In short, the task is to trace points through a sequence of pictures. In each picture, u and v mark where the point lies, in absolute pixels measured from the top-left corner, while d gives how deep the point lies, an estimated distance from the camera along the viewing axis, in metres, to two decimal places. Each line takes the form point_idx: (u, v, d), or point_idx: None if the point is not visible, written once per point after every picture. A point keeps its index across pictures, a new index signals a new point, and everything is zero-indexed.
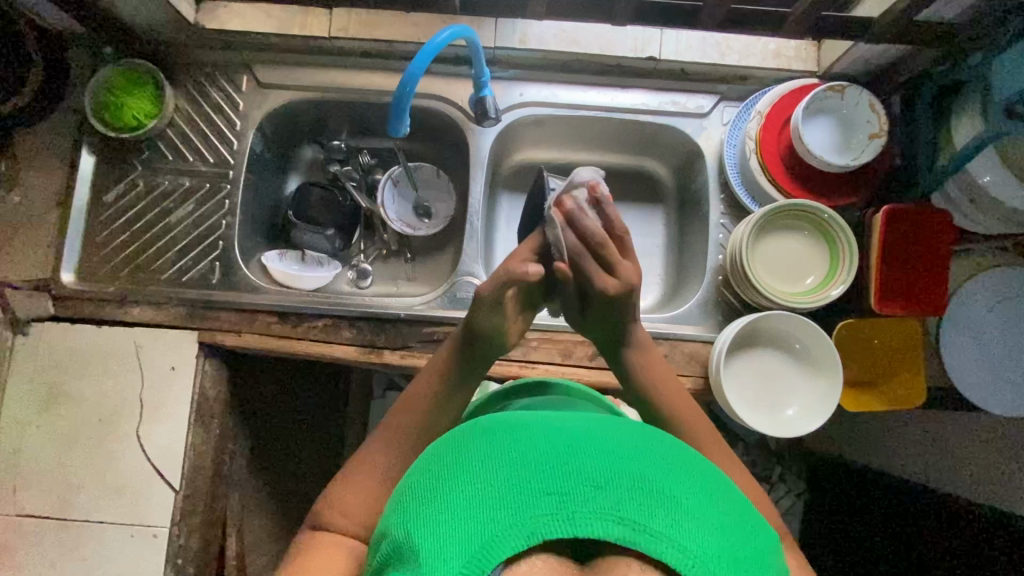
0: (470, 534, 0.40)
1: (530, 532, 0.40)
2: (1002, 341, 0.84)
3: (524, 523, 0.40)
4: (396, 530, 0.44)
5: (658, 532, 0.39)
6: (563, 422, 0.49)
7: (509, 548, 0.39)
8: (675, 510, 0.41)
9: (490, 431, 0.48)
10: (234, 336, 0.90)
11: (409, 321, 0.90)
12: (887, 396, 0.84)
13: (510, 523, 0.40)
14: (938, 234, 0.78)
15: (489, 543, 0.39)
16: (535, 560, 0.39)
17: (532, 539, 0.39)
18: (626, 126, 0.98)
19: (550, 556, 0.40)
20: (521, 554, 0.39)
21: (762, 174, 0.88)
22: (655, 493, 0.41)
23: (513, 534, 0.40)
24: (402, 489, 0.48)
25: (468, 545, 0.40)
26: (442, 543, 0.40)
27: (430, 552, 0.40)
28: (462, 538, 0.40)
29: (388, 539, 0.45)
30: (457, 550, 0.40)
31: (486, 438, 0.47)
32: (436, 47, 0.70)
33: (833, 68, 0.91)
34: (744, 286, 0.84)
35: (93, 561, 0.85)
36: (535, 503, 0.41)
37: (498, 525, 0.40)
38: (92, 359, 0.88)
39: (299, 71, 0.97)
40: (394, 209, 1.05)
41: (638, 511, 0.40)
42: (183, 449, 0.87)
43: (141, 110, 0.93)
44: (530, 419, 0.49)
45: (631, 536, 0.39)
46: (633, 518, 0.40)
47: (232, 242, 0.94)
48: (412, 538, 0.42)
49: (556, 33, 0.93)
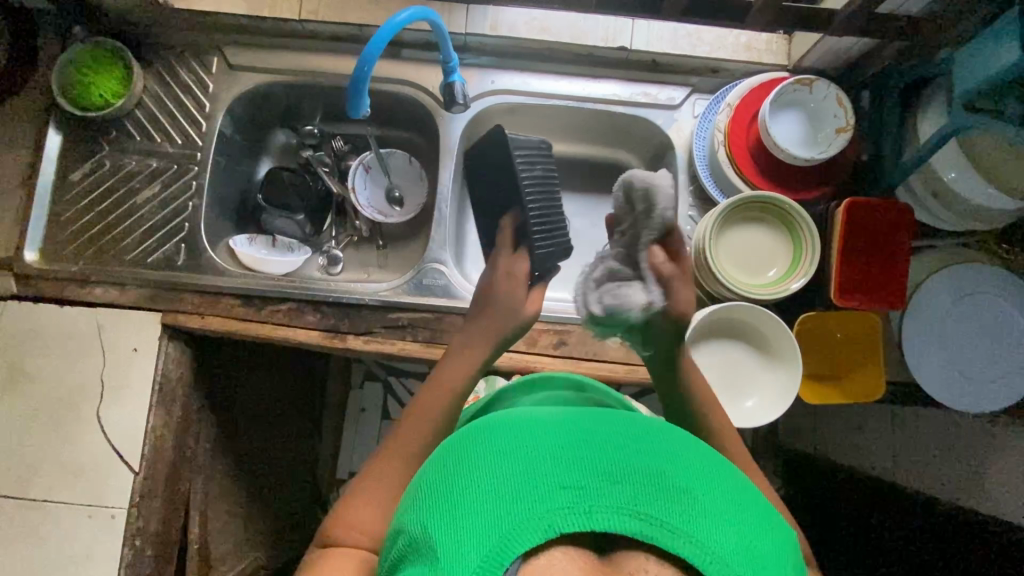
0: (486, 529, 0.39)
1: (546, 526, 0.39)
2: (965, 337, 0.84)
3: (540, 517, 0.39)
4: (410, 526, 0.43)
5: (675, 527, 0.39)
6: (575, 419, 0.49)
7: (525, 543, 0.39)
8: (693, 506, 0.40)
9: (500, 426, 0.48)
10: (197, 319, 0.89)
11: (375, 306, 0.90)
12: (848, 388, 0.83)
13: (526, 517, 0.39)
14: (897, 227, 0.78)
15: (505, 539, 0.39)
16: (554, 553, 0.39)
17: (549, 534, 0.39)
18: (597, 117, 0.98)
19: (568, 547, 0.39)
20: (539, 549, 0.39)
21: (730, 166, 0.88)
22: (672, 488, 0.41)
23: (530, 528, 0.39)
24: (416, 485, 0.47)
25: (484, 540, 0.39)
26: (458, 539, 0.39)
27: (445, 547, 0.39)
28: (477, 534, 0.39)
29: (402, 536, 0.44)
30: (472, 545, 0.39)
31: (497, 434, 0.46)
32: (395, 27, 0.70)
33: (803, 62, 0.92)
34: (705, 277, 0.84)
35: (51, 542, 0.84)
36: (552, 497, 0.40)
37: (514, 520, 0.39)
38: (54, 338, 0.88)
39: (270, 53, 0.96)
40: (366, 195, 1.05)
41: (655, 506, 0.40)
42: (143, 430, 0.87)
43: (108, 89, 0.92)
44: (539, 416, 0.49)
45: (650, 531, 0.38)
46: (649, 513, 0.39)
47: (198, 224, 0.94)
48: (427, 534, 0.41)
49: (528, 21, 0.92)
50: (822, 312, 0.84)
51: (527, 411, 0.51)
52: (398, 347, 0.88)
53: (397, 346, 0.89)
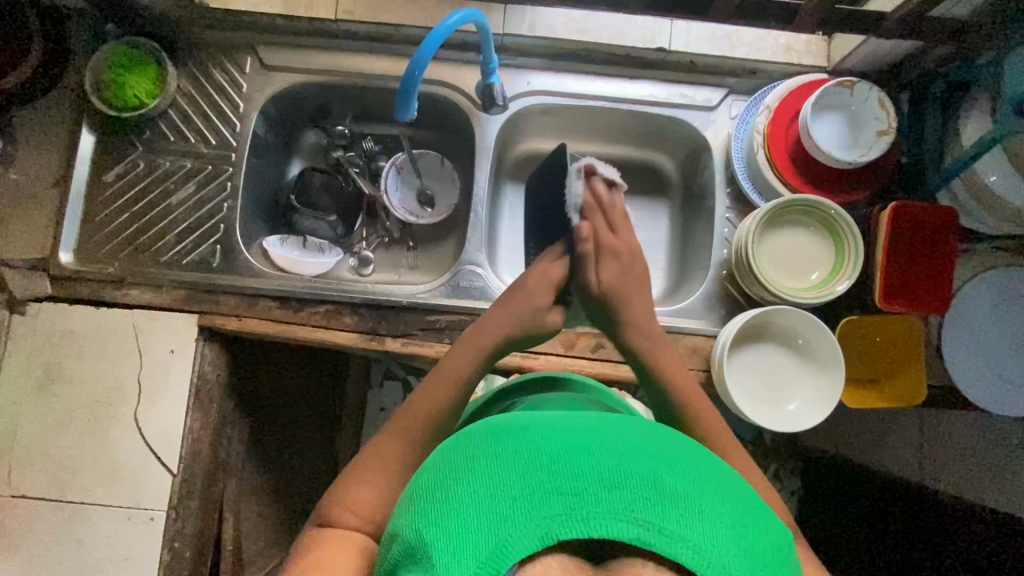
0: (483, 537, 0.39)
1: (543, 534, 0.39)
2: (1003, 343, 0.84)
3: (536, 525, 0.39)
4: (405, 532, 0.43)
5: (672, 531, 0.39)
6: (572, 422, 0.48)
7: (520, 550, 0.38)
8: (689, 510, 0.40)
9: (497, 430, 0.47)
10: (233, 321, 0.89)
11: (412, 308, 0.90)
12: (889, 392, 0.83)
13: (521, 525, 0.39)
14: (943, 232, 0.78)
15: (501, 546, 0.38)
16: (551, 562, 0.38)
17: (546, 541, 0.38)
18: (632, 118, 0.98)
19: (565, 556, 0.39)
20: (533, 556, 0.38)
21: (770, 169, 0.88)
22: (671, 493, 0.41)
23: (525, 536, 0.39)
24: (411, 488, 0.47)
25: (481, 548, 0.39)
26: (454, 546, 0.39)
27: (442, 554, 0.39)
28: (474, 541, 0.39)
29: (398, 540, 0.44)
30: (469, 553, 0.39)
31: (494, 440, 0.45)
32: (446, 29, 0.69)
33: (842, 64, 0.91)
34: (748, 281, 0.84)
35: (89, 543, 0.84)
36: (548, 504, 0.40)
37: (511, 527, 0.39)
38: (90, 340, 0.87)
39: (304, 53, 0.96)
40: (397, 196, 1.04)
41: (652, 512, 0.39)
42: (181, 433, 0.86)
43: (143, 89, 0.91)
44: (536, 420, 0.48)
45: (648, 537, 0.38)
46: (647, 518, 0.39)
47: (233, 225, 0.93)
48: (424, 540, 0.41)
49: (565, 21, 0.92)
50: (863, 316, 0.83)
51: (523, 412, 0.50)
52: (435, 349, 0.88)
53: (434, 348, 0.88)
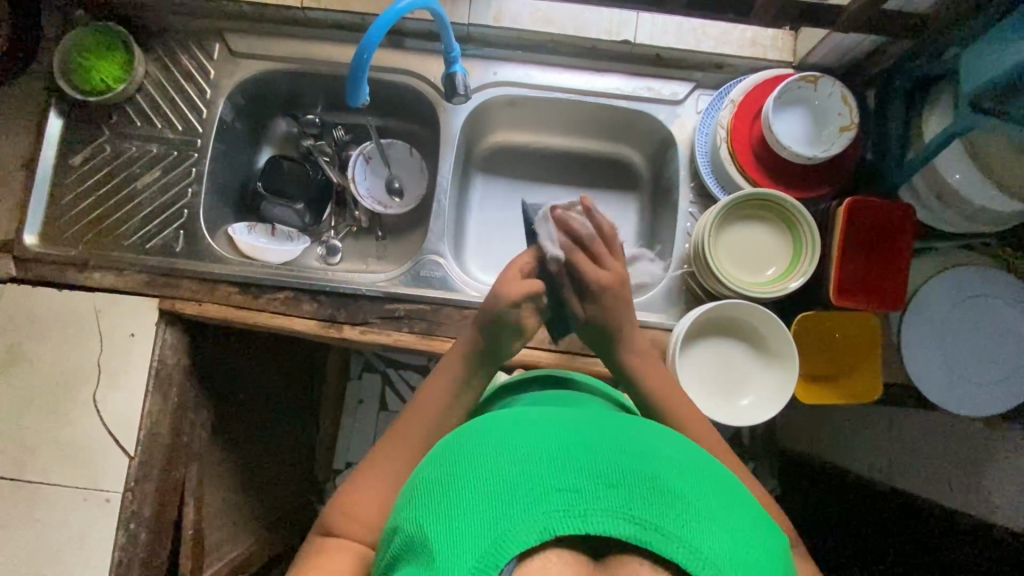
0: (481, 530, 0.39)
1: (541, 528, 0.39)
2: (965, 342, 0.84)
3: (535, 519, 0.39)
4: (406, 528, 0.43)
5: (670, 531, 0.39)
6: (575, 424, 0.49)
7: (520, 544, 0.38)
8: (685, 510, 0.40)
9: (498, 428, 0.47)
10: (193, 305, 0.89)
11: (372, 297, 0.90)
12: (843, 388, 0.83)
13: (521, 518, 0.39)
14: (895, 229, 0.78)
15: (500, 539, 0.38)
16: (549, 556, 0.38)
17: (544, 536, 0.38)
18: (599, 111, 0.98)
19: (563, 552, 0.39)
20: (534, 551, 0.38)
21: (732, 163, 0.88)
22: (667, 494, 0.41)
23: (525, 529, 0.39)
24: (413, 486, 0.47)
25: (480, 541, 0.39)
26: (454, 539, 0.39)
27: (441, 548, 0.39)
28: (473, 534, 0.39)
29: (399, 537, 0.44)
30: (468, 546, 0.39)
31: (497, 436, 0.46)
32: (395, 14, 0.69)
33: (809, 59, 0.91)
34: (704, 274, 0.83)
35: (45, 524, 0.85)
36: (547, 499, 0.40)
37: (510, 522, 0.39)
38: (51, 323, 0.88)
39: (271, 41, 0.96)
40: (365, 185, 1.04)
41: (649, 511, 0.39)
42: (139, 416, 0.87)
43: (110, 74, 0.92)
44: (536, 419, 0.49)
45: (645, 536, 0.38)
46: (643, 516, 0.39)
47: (197, 210, 0.94)
48: (424, 534, 0.41)
49: (531, 12, 0.92)
50: (821, 312, 0.82)
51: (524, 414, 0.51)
52: (393, 338, 0.88)
53: (393, 336, 0.89)
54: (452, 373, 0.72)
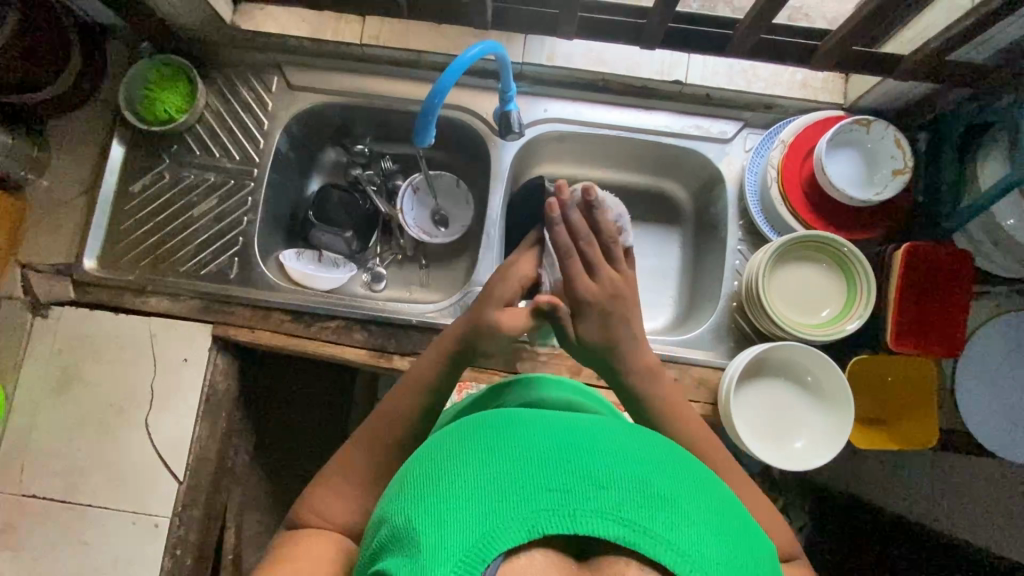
0: (468, 526, 0.38)
1: (528, 527, 0.38)
2: (1018, 389, 0.83)
3: (523, 517, 0.38)
4: (393, 519, 0.43)
5: (660, 534, 0.38)
6: (565, 419, 0.47)
7: (506, 541, 0.38)
8: (676, 513, 0.39)
9: (488, 425, 0.46)
10: (247, 332, 0.91)
11: (420, 327, 0.91)
12: (900, 434, 0.82)
13: (508, 517, 0.38)
14: (954, 275, 0.78)
15: (488, 536, 0.38)
16: (534, 556, 0.38)
17: (532, 534, 0.38)
18: (646, 147, 0.99)
19: (549, 549, 0.38)
20: (520, 547, 0.38)
21: (783, 204, 0.88)
22: (657, 496, 0.40)
23: (513, 527, 0.38)
24: (401, 480, 0.46)
25: (466, 536, 0.38)
26: (440, 532, 0.39)
27: (427, 541, 0.39)
28: (461, 529, 0.38)
29: (384, 527, 0.44)
30: (455, 543, 0.38)
31: (487, 432, 0.45)
32: (467, 61, 0.71)
33: (860, 102, 0.91)
34: (758, 314, 0.83)
35: (93, 546, 0.85)
36: (536, 497, 0.39)
37: (497, 519, 0.38)
38: (106, 345, 0.89)
39: (328, 74, 0.99)
40: (412, 215, 1.05)
41: (639, 512, 0.38)
42: (190, 442, 0.88)
43: (173, 105, 0.95)
44: (528, 414, 0.48)
45: (632, 537, 0.38)
46: (635, 519, 0.38)
47: (251, 238, 0.96)
48: (410, 526, 0.41)
49: (584, 53, 0.94)
50: (876, 356, 0.82)
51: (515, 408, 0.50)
52: None
53: None
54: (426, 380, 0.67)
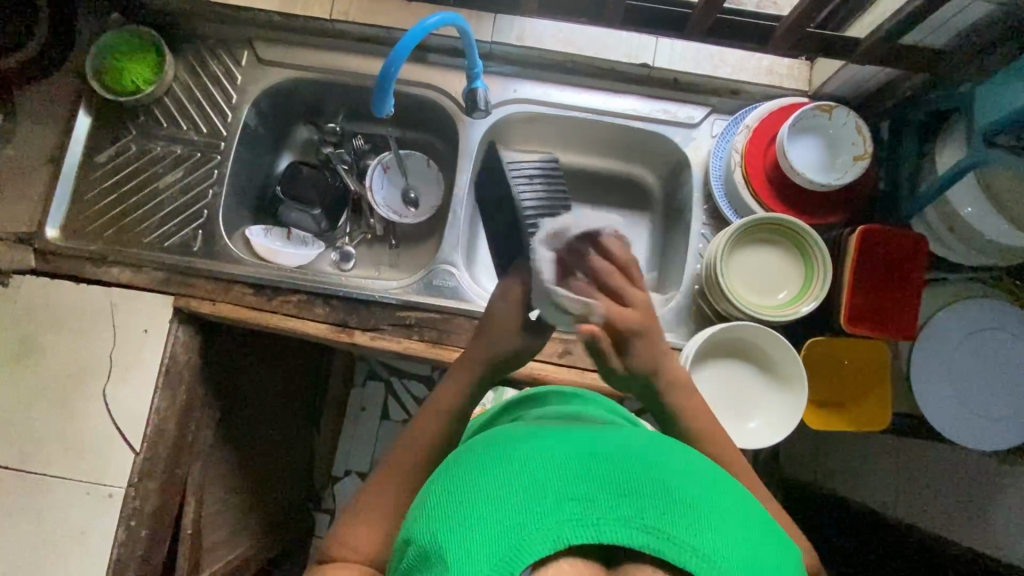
0: (495, 540, 0.39)
1: (554, 538, 0.39)
2: (975, 374, 0.84)
3: (549, 528, 0.39)
4: (420, 538, 0.44)
5: (682, 540, 0.39)
6: (583, 438, 0.49)
7: (534, 553, 0.39)
8: (696, 519, 0.41)
9: (506, 442, 0.48)
10: (208, 304, 0.90)
11: (384, 303, 0.91)
12: (854, 417, 0.82)
13: (534, 528, 0.39)
14: (907, 259, 0.79)
15: (515, 549, 0.39)
16: (562, 564, 0.38)
17: (558, 545, 0.39)
18: (615, 131, 0.99)
19: (576, 559, 0.39)
20: (547, 558, 0.38)
21: (746, 188, 0.89)
22: (678, 502, 0.41)
23: (539, 538, 0.39)
24: (425, 498, 0.48)
25: (495, 549, 0.39)
26: (469, 547, 0.40)
27: (456, 558, 0.40)
28: (489, 543, 0.39)
29: (412, 547, 0.45)
30: (483, 556, 0.39)
31: (505, 448, 0.46)
32: (424, 30, 0.71)
33: (824, 89, 0.92)
34: (716, 295, 0.84)
35: (47, 516, 0.85)
36: (560, 509, 0.40)
37: (523, 531, 0.39)
38: (66, 315, 0.89)
39: (298, 50, 0.99)
40: (382, 193, 1.06)
41: (662, 519, 0.40)
42: (148, 412, 0.87)
43: (140, 76, 0.94)
44: (543, 431, 0.49)
45: (657, 544, 0.39)
46: (658, 526, 0.39)
47: (217, 211, 0.95)
48: (438, 544, 0.42)
49: (553, 33, 0.94)
50: (832, 338, 0.82)
51: (529, 427, 0.51)
52: (403, 345, 0.89)
53: (403, 343, 0.89)
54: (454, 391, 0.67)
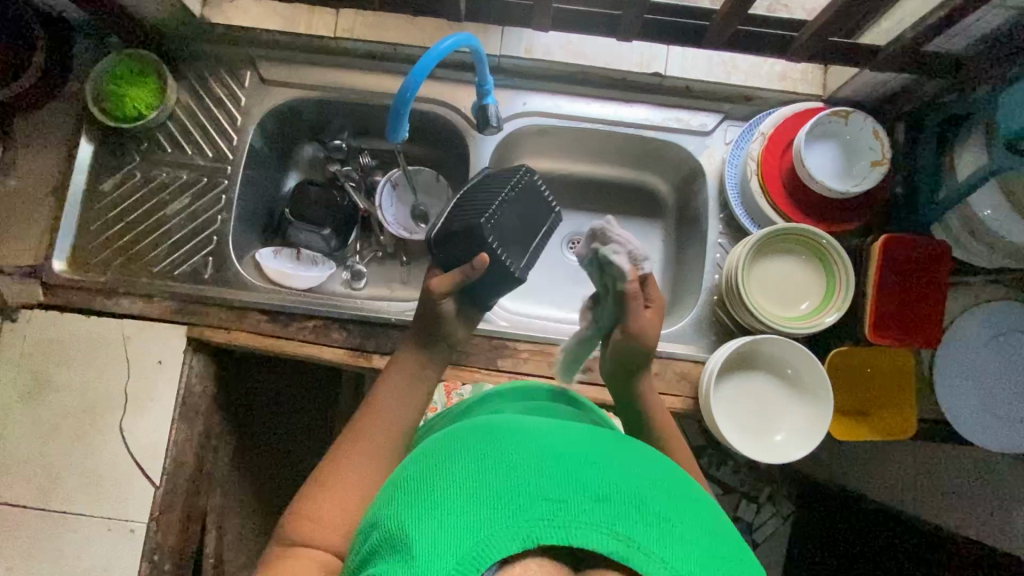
0: (463, 533, 0.38)
1: (523, 536, 0.38)
2: (997, 378, 0.83)
3: (518, 526, 0.38)
4: (386, 524, 0.42)
5: (652, 551, 0.38)
6: (566, 438, 0.48)
7: (499, 549, 0.37)
8: (670, 532, 0.39)
9: (486, 435, 0.47)
10: (222, 333, 0.89)
11: (399, 326, 0.89)
12: (879, 425, 0.82)
13: (503, 525, 0.38)
14: (931, 267, 0.78)
15: (481, 544, 0.37)
16: (530, 562, 0.37)
17: (525, 544, 0.37)
18: (627, 141, 0.98)
19: (544, 559, 0.38)
20: (513, 557, 0.37)
21: (763, 197, 0.88)
22: (654, 514, 0.40)
23: (506, 535, 0.38)
24: (395, 488, 0.46)
25: (461, 541, 0.38)
26: (433, 537, 0.39)
27: (421, 549, 0.38)
28: (456, 537, 0.38)
29: (377, 531, 0.43)
30: (449, 549, 0.38)
31: (483, 442, 0.46)
32: (439, 53, 0.69)
33: (838, 93, 0.91)
34: (737, 308, 0.83)
35: (68, 553, 0.84)
36: (532, 507, 0.39)
37: (493, 527, 0.38)
38: (78, 349, 0.87)
39: (303, 69, 0.97)
40: (392, 211, 1.04)
41: (635, 529, 0.38)
42: (166, 445, 0.86)
43: (142, 102, 0.92)
44: (524, 427, 0.49)
45: (626, 552, 0.37)
46: (627, 534, 0.38)
47: (226, 237, 0.94)
48: (401, 533, 0.40)
49: (561, 44, 0.94)
50: (854, 347, 0.82)
51: (507, 421, 0.51)
52: None
53: None
54: (411, 366, 0.70)
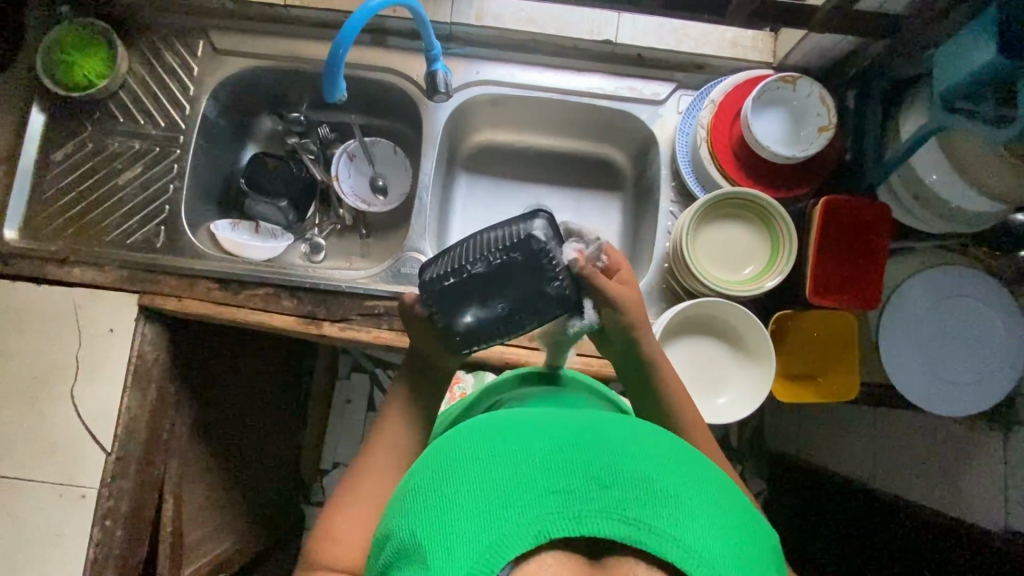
0: (477, 535, 0.40)
1: (535, 531, 0.39)
2: (945, 341, 0.84)
3: (530, 522, 0.40)
4: (399, 533, 0.44)
5: (662, 531, 0.39)
6: (567, 424, 0.49)
7: (516, 548, 0.39)
8: (678, 510, 0.41)
9: (485, 431, 0.48)
10: (173, 301, 0.89)
11: (351, 293, 0.90)
12: (824, 388, 0.83)
13: (516, 524, 0.40)
14: (870, 228, 0.78)
15: (496, 544, 0.39)
16: (544, 558, 0.39)
17: (538, 538, 0.39)
18: (581, 110, 0.98)
19: (560, 553, 0.39)
20: (528, 554, 0.39)
21: (712, 164, 0.88)
22: (662, 493, 0.42)
23: (520, 533, 0.39)
24: (404, 491, 0.48)
25: (475, 545, 0.39)
26: (446, 543, 0.40)
27: (436, 555, 0.40)
28: (469, 540, 0.40)
29: (393, 541, 0.45)
30: (464, 552, 0.39)
31: (481, 439, 0.47)
32: (367, 12, 0.70)
33: (788, 59, 0.91)
34: (681, 271, 0.83)
35: (20, 519, 0.84)
36: (542, 502, 0.41)
37: (504, 526, 0.40)
38: (29, 317, 0.87)
39: (256, 39, 0.96)
40: (349, 183, 1.04)
41: (644, 511, 0.40)
42: (117, 412, 0.86)
43: (93, 71, 0.93)
44: (520, 419, 0.50)
45: (638, 535, 0.39)
46: (637, 517, 0.40)
47: (178, 206, 0.94)
48: (416, 541, 0.42)
49: (512, 12, 0.93)
50: (797, 312, 0.83)
51: (506, 414, 0.52)
52: (373, 335, 0.88)
53: (372, 333, 0.88)
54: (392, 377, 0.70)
